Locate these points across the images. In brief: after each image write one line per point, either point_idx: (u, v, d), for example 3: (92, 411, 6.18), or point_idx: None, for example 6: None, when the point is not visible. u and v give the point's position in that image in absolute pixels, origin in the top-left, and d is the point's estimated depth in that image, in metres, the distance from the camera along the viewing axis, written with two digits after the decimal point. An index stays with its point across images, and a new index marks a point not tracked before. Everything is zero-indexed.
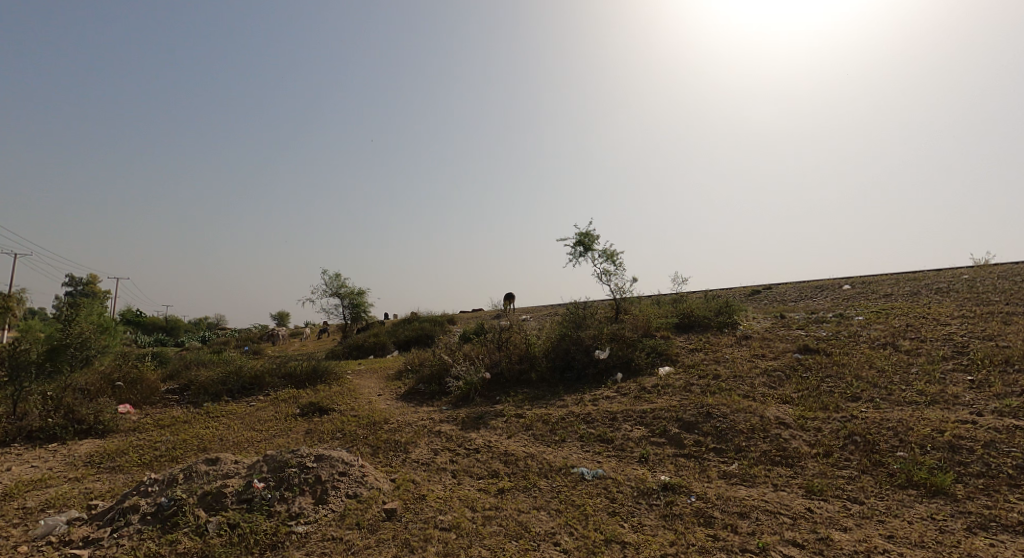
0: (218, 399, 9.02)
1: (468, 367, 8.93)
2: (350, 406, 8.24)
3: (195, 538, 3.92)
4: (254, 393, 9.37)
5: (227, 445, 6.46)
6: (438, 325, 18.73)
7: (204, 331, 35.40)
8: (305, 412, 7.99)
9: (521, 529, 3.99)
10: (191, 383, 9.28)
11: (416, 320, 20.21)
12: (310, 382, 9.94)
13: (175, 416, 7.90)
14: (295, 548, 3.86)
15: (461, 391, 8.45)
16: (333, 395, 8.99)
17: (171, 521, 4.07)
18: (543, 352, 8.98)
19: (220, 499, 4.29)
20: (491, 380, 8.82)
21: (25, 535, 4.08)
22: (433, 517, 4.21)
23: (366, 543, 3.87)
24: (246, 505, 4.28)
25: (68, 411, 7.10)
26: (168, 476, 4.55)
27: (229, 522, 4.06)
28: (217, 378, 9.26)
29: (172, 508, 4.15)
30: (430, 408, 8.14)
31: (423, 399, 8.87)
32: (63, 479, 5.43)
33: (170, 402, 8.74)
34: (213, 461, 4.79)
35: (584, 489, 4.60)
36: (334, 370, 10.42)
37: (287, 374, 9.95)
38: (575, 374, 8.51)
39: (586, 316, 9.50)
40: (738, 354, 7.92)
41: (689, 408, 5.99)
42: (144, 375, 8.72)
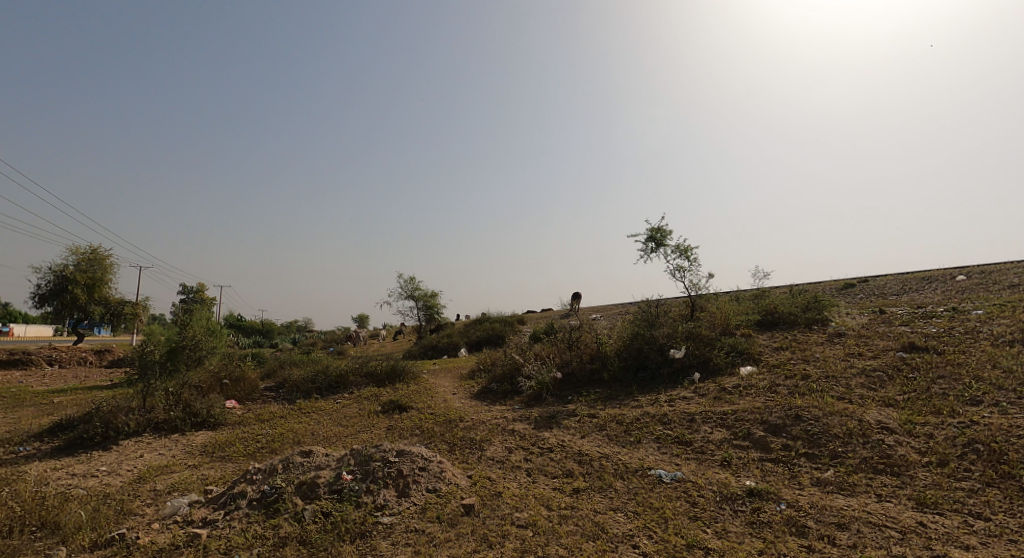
0: (308, 397, 9.71)
1: (539, 367, 9.01)
2: (427, 404, 8.55)
3: (295, 524, 4.24)
4: (339, 391, 10.00)
5: (318, 439, 6.95)
6: (508, 325, 19.02)
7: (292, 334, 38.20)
8: (385, 409, 8.42)
9: (598, 529, 3.96)
10: (285, 382, 10.11)
11: (485, 321, 20.61)
12: (389, 382, 10.47)
13: (274, 412, 8.61)
14: (381, 537, 4.05)
15: (533, 391, 8.50)
16: (411, 394, 9.33)
17: (272, 507, 4.45)
18: (615, 352, 8.85)
19: (314, 488, 4.64)
20: (562, 380, 8.83)
21: (156, 514, 4.62)
22: (510, 514, 4.29)
23: (447, 537, 4.01)
24: (336, 495, 4.59)
25: (186, 406, 7.98)
26: (269, 466, 5.00)
27: (323, 510, 4.37)
28: (307, 377, 10.00)
29: (274, 496, 4.56)
30: (503, 407, 8.24)
31: (496, 398, 9.03)
32: (182, 465, 6.09)
33: (268, 398, 9.63)
34: (307, 453, 5.21)
35: (662, 492, 4.48)
36: (411, 370, 10.86)
37: (369, 373, 10.53)
38: (648, 373, 8.29)
39: (659, 314, 9.24)
40: (831, 353, 7.33)
41: (775, 410, 5.65)
42: (245, 374, 9.67)
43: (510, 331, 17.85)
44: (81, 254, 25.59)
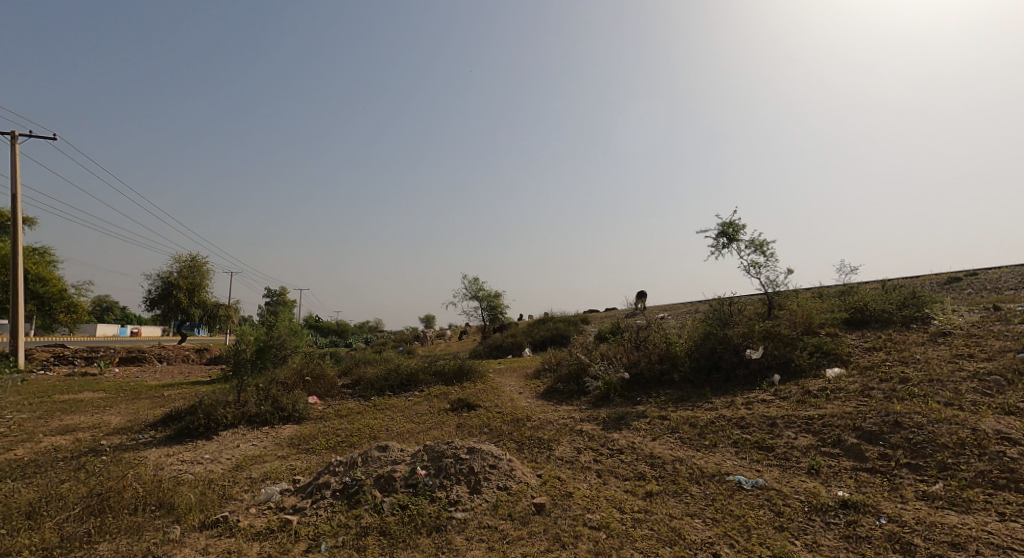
0: (382, 394, 10.14)
1: (606, 367, 8.87)
2: (494, 403, 8.67)
3: (375, 515, 4.45)
4: (410, 389, 10.36)
5: (392, 435, 7.24)
6: (572, 325, 18.90)
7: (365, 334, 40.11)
8: (454, 407, 8.62)
9: (675, 535, 3.84)
10: (361, 380, 10.63)
11: (549, 320, 20.56)
12: (457, 380, 10.72)
13: (351, 408, 9.07)
14: (456, 532, 4.16)
15: (600, 391, 8.38)
16: (479, 392, 9.50)
17: (354, 498, 4.69)
18: (685, 352, 8.54)
19: (391, 482, 4.84)
20: (631, 381, 8.64)
21: (252, 500, 5.02)
22: (581, 514, 4.26)
23: (520, 534, 4.04)
24: (412, 489, 4.77)
25: (274, 401, 8.59)
26: (350, 459, 5.28)
27: (400, 503, 4.55)
28: (381, 375, 10.45)
29: (355, 487, 4.80)
30: (571, 407, 8.20)
31: (563, 398, 8.99)
32: (273, 456, 6.57)
33: (345, 394, 10.16)
34: (384, 448, 5.45)
35: (743, 499, 4.27)
36: (478, 369, 11.07)
37: (438, 372, 10.84)
38: (723, 375, 7.92)
39: (733, 313, 8.81)
40: (934, 354, 6.67)
41: (870, 416, 5.22)
42: (325, 372, 10.24)
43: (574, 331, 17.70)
44: (182, 262, 28.27)
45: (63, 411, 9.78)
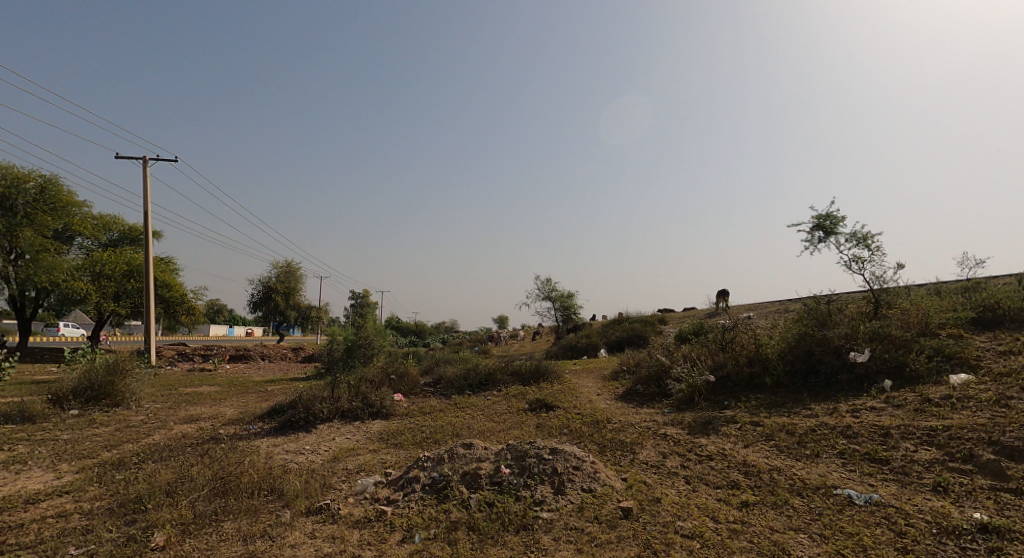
0: (462, 393, 10.41)
1: (690, 369, 8.51)
2: (573, 404, 8.61)
3: (463, 510, 4.57)
4: (489, 388, 10.56)
5: (474, 433, 7.42)
6: (649, 325, 18.37)
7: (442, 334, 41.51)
8: (533, 407, 8.66)
9: (779, 550, 3.60)
10: (441, 378, 11.01)
11: (624, 321, 20.12)
12: (534, 381, 10.78)
13: (434, 406, 9.41)
14: (543, 532, 4.18)
15: (684, 394, 8.05)
16: (556, 393, 9.48)
17: (442, 493, 4.86)
18: (778, 355, 7.99)
19: (477, 479, 4.96)
20: (717, 384, 8.23)
21: (350, 490, 5.35)
22: (672, 521, 4.12)
23: (608, 538, 3.99)
24: (497, 486, 4.86)
25: (363, 397, 9.11)
26: (437, 455, 5.48)
27: (487, 500, 4.65)
28: (461, 374, 10.75)
29: (443, 483, 4.97)
30: (652, 410, 7.95)
31: (643, 400, 8.75)
32: (365, 449, 6.97)
33: (427, 392, 10.54)
34: (469, 445, 5.60)
35: (855, 516, 3.92)
36: (555, 370, 11.06)
37: (515, 372, 10.97)
38: (822, 379, 7.32)
39: (833, 312, 8.11)
40: None
41: (1009, 430, 4.59)
42: (408, 370, 10.67)
43: (652, 331, 17.20)
44: (279, 268, 30.83)
45: (187, 402, 11.02)
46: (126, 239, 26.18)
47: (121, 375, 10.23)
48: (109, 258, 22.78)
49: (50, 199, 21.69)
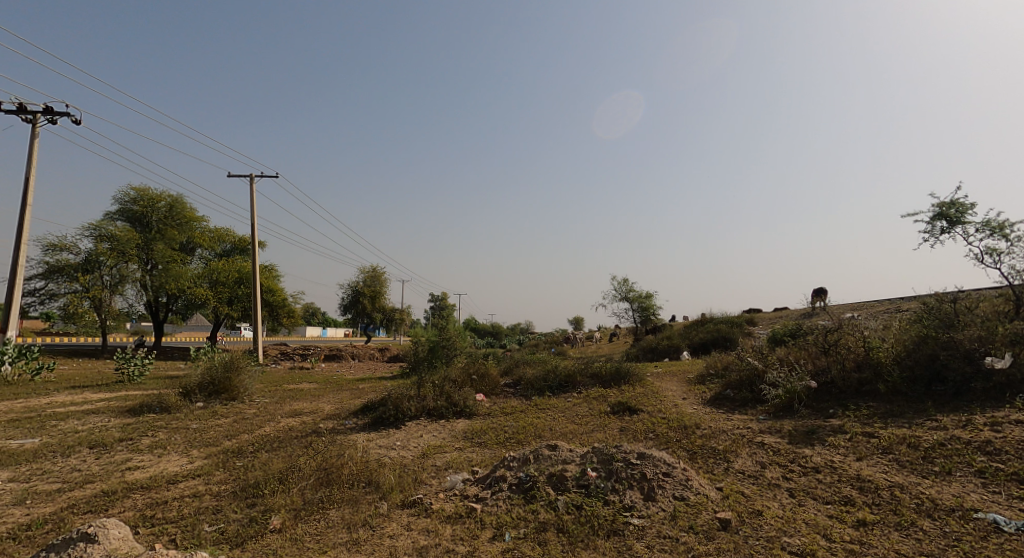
0: (542, 394, 10.42)
1: (787, 374, 7.92)
2: (658, 408, 8.32)
3: (551, 512, 4.57)
4: (569, 390, 10.49)
5: (556, 434, 7.39)
6: (736, 326, 17.38)
7: (518, 336, 41.96)
8: (615, 410, 8.47)
9: None
10: (521, 380, 11.11)
11: (707, 322, 19.16)
12: (615, 383, 10.55)
13: (515, 406, 9.51)
14: (634, 538, 4.07)
15: (782, 400, 7.49)
16: (640, 396, 9.21)
17: (530, 494, 4.89)
18: (893, 359, 7.21)
19: (563, 481, 4.94)
20: (819, 390, 7.57)
21: (439, 486, 5.54)
22: (777, 537, 3.85)
23: (706, 550, 3.80)
24: (584, 489, 4.81)
25: (448, 396, 9.40)
26: (522, 456, 5.52)
27: (575, 503, 4.61)
28: (540, 375, 10.77)
29: (529, 483, 5.00)
30: (745, 416, 7.48)
31: (734, 405, 8.25)
32: (451, 447, 7.19)
33: (508, 393, 10.68)
34: (553, 447, 5.59)
35: (1002, 545, 3.44)
36: (636, 372, 10.77)
37: (595, 374, 10.81)
38: (949, 387, 6.50)
39: (961, 312, 7.18)
40: None
41: None
42: (489, 371, 10.88)
43: (739, 333, 16.23)
44: (366, 273, 32.73)
45: (291, 398, 11.99)
46: (237, 250, 29.14)
47: (236, 372, 11.35)
48: (224, 267, 25.48)
49: (176, 215, 24.62)
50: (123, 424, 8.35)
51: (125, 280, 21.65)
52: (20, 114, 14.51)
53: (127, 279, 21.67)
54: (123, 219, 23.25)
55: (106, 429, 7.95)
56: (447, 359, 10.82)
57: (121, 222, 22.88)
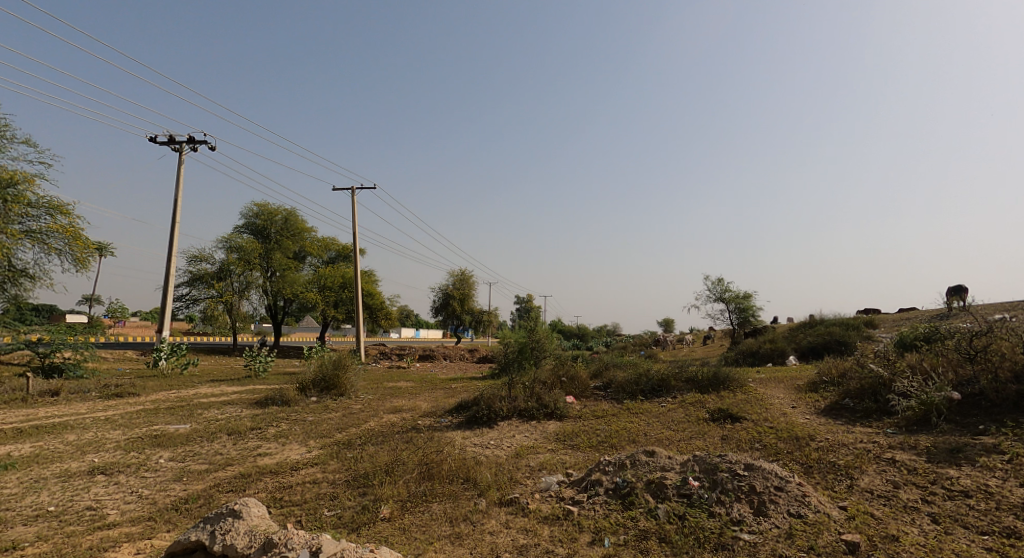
0: (634, 398, 10.13)
1: (920, 383, 7.02)
2: (763, 416, 7.75)
3: (651, 520, 4.43)
4: (662, 395, 10.11)
5: (651, 440, 7.15)
6: (852, 329, 15.74)
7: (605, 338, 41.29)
8: (715, 417, 8.02)
9: None
10: (612, 383, 10.89)
11: (817, 324, 17.51)
12: (714, 388, 10.00)
13: (607, 410, 9.34)
14: (746, 555, 3.82)
15: (915, 413, 6.64)
16: (742, 403, 8.65)
17: (628, 500, 4.77)
18: None
19: (663, 489, 4.77)
20: (964, 403, 6.62)
21: (535, 487, 5.59)
22: None
23: None
24: (686, 499, 4.60)
25: (538, 398, 9.46)
26: (618, 460, 5.40)
27: (677, 512, 4.43)
28: (632, 379, 10.48)
29: (627, 489, 4.89)
30: (869, 429, 6.73)
31: (855, 416, 7.46)
32: (544, 448, 7.22)
33: (598, 396, 10.52)
34: (651, 453, 5.41)
35: None
36: (737, 378, 10.12)
37: (691, 379, 10.31)
38: None
39: None
40: None
41: None
42: (578, 373, 10.79)
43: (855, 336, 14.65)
44: (456, 276, 33.94)
45: (391, 395, 12.73)
46: (341, 257, 31.62)
47: (344, 369, 12.29)
48: (330, 273, 27.78)
49: (291, 227, 27.20)
50: (252, 415, 9.37)
51: (250, 286, 24.32)
52: (169, 145, 16.90)
53: (252, 285, 24.32)
54: (248, 232, 26.15)
55: (239, 418, 8.97)
56: (537, 361, 10.89)
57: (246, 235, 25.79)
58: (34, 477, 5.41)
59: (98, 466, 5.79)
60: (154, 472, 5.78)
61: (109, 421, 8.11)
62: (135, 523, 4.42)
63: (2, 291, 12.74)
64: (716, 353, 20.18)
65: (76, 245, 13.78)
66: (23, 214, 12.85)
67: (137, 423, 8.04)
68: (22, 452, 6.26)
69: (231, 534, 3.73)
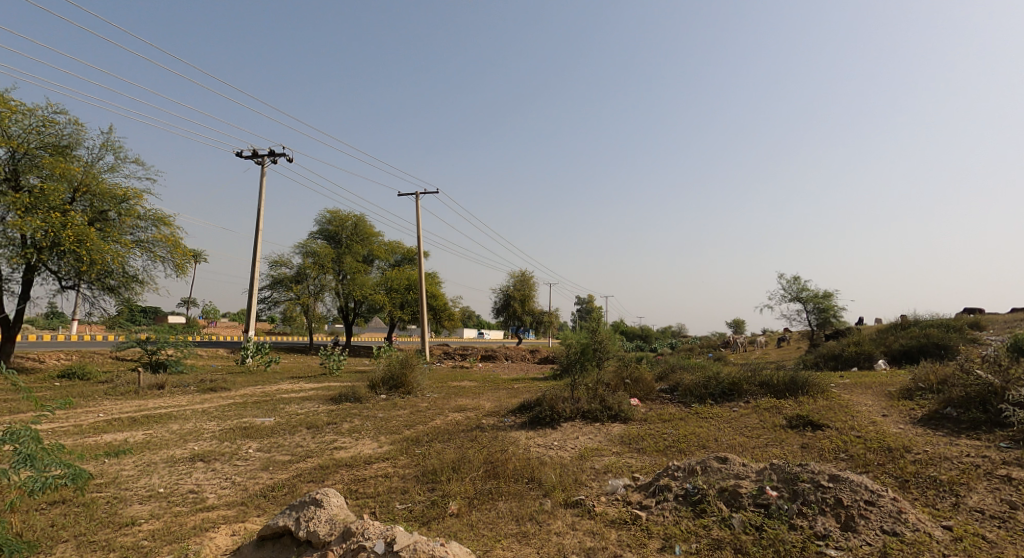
0: (703, 402, 9.74)
1: None
2: (848, 424, 7.21)
3: (725, 530, 4.24)
4: (734, 399, 9.65)
5: (723, 446, 6.85)
6: (952, 331, 14.29)
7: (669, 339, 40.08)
8: (794, 424, 7.56)
9: None
10: (679, 386, 10.55)
11: (909, 326, 16.04)
12: (791, 394, 9.43)
13: (674, 413, 9.06)
14: None
15: None
16: (824, 410, 8.10)
17: (699, 507, 4.61)
18: None
19: (738, 497, 4.56)
20: None
21: (601, 489, 5.52)
22: None
23: None
24: (763, 509, 4.38)
25: (602, 400, 9.33)
26: (689, 466, 5.23)
27: (753, 523, 4.22)
28: (700, 382, 10.10)
29: (699, 496, 4.72)
30: (976, 442, 6.08)
31: (958, 427, 6.77)
32: (609, 451, 7.12)
33: (664, 399, 10.22)
34: (723, 459, 5.19)
35: None
36: (817, 383, 9.48)
37: (765, 383, 9.78)
38: None
39: None
40: None
41: None
42: (643, 375, 10.55)
43: (956, 339, 13.29)
44: (516, 277, 34.16)
45: (455, 394, 13.03)
46: (406, 259, 32.78)
47: (411, 368, 12.74)
48: (397, 275, 28.85)
49: (360, 232, 28.55)
50: (328, 410, 9.92)
51: (324, 288, 25.74)
52: (253, 159, 18.26)
53: (326, 288, 25.73)
54: (322, 238, 27.71)
55: (317, 413, 9.53)
56: (600, 362, 10.74)
57: (321, 240, 27.37)
58: (145, 461, 6.04)
59: (198, 454, 6.36)
60: (244, 461, 6.27)
61: (206, 413, 8.89)
62: (230, 507, 4.81)
63: (117, 295, 14.30)
64: (792, 356, 18.99)
65: (176, 253, 15.21)
66: (133, 226, 14.36)
67: (228, 416, 8.75)
68: (135, 438, 7.00)
69: (314, 520, 3.97)
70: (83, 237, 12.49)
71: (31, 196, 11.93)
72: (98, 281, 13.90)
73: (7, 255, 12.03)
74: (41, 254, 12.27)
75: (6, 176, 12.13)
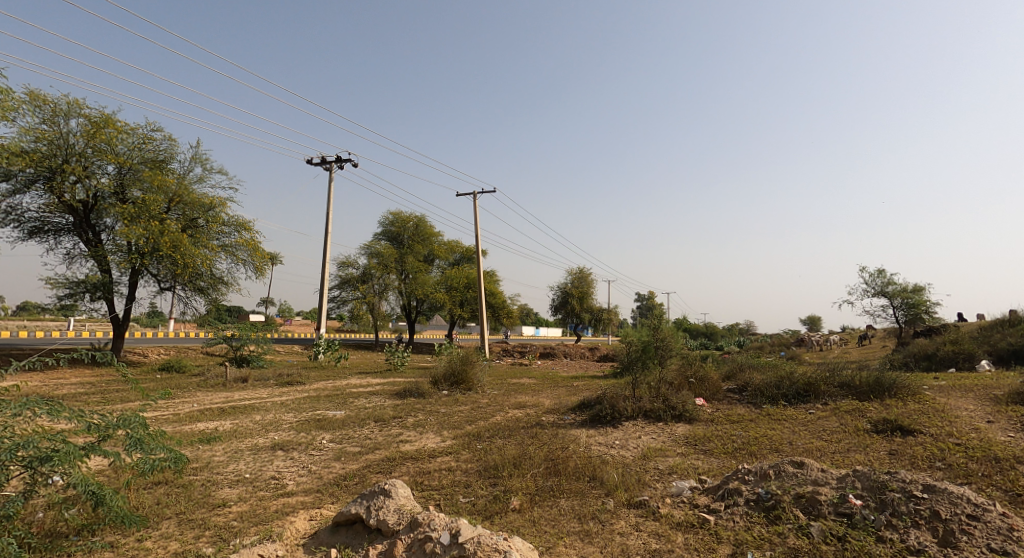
0: (775, 403, 9.23)
1: None
2: (945, 431, 6.59)
3: (803, 538, 3.99)
4: (811, 401, 9.07)
5: (798, 450, 6.47)
6: None
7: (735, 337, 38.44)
8: (879, 429, 7.00)
9: None
10: (748, 386, 10.06)
11: (1019, 323, 14.40)
12: (875, 396, 8.76)
13: (743, 415, 8.66)
14: None
15: None
16: (915, 414, 7.44)
17: (773, 513, 4.37)
18: None
19: (816, 505, 4.29)
20: None
21: (665, 491, 5.38)
22: None
23: None
24: (846, 519, 4.09)
25: (665, 399, 9.06)
26: (760, 470, 4.98)
27: (835, 533, 3.95)
28: (772, 382, 9.56)
29: (772, 502, 4.49)
30: None
31: None
32: (674, 452, 6.91)
33: (732, 400, 9.78)
34: (800, 464, 4.90)
35: None
36: (907, 385, 8.74)
37: (846, 384, 9.14)
38: None
39: None
40: None
41: None
42: (708, 374, 10.14)
43: None
44: (574, 275, 33.94)
45: (515, 391, 13.13)
46: (465, 258, 33.45)
47: (471, 365, 12.97)
48: (456, 274, 29.45)
49: (421, 232, 29.42)
50: (394, 404, 10.31)
51: (388, 288, 26.71)
52: (322, 165, 19.25)
53: (390, 287, 26.69)
54: (386, 238, 28.81)
55: (383, 407, 9.92)
56: (662, 361, 10.45)
57: (385, 241, 28.50)
58: (233, 448, 6.55)
59: (278, 443, 6.81)
60: (319, 451, 6.65)
61: (284, 405, 9.50)
62: (307, 493, 5.12)
63: (206, 296, 15.53)
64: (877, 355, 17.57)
65: (256, 256, 16.31)
66: (220, 232, 15.55)
67: (304, 408, 9.31)
68: (223, 427, 7.60)
69: (383, 509, 4.15)
70: (178, 243, 13.67)
71: (135, 207, 13.21)
72: (191, 283, 15.16)
73: (116, 260, 13.34)
74: (143, 259, 13.54)
75: (115, 190, 13.48)
